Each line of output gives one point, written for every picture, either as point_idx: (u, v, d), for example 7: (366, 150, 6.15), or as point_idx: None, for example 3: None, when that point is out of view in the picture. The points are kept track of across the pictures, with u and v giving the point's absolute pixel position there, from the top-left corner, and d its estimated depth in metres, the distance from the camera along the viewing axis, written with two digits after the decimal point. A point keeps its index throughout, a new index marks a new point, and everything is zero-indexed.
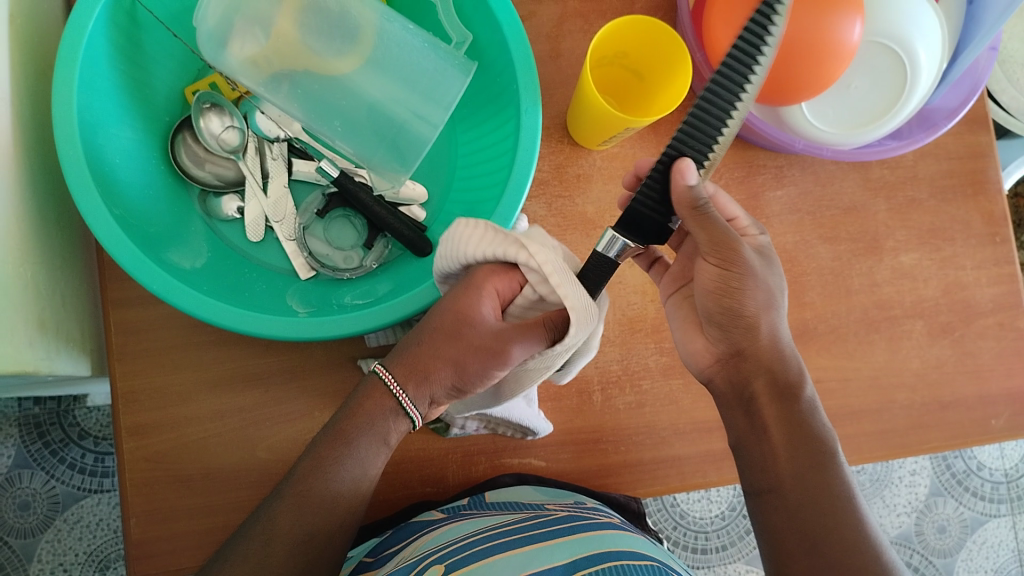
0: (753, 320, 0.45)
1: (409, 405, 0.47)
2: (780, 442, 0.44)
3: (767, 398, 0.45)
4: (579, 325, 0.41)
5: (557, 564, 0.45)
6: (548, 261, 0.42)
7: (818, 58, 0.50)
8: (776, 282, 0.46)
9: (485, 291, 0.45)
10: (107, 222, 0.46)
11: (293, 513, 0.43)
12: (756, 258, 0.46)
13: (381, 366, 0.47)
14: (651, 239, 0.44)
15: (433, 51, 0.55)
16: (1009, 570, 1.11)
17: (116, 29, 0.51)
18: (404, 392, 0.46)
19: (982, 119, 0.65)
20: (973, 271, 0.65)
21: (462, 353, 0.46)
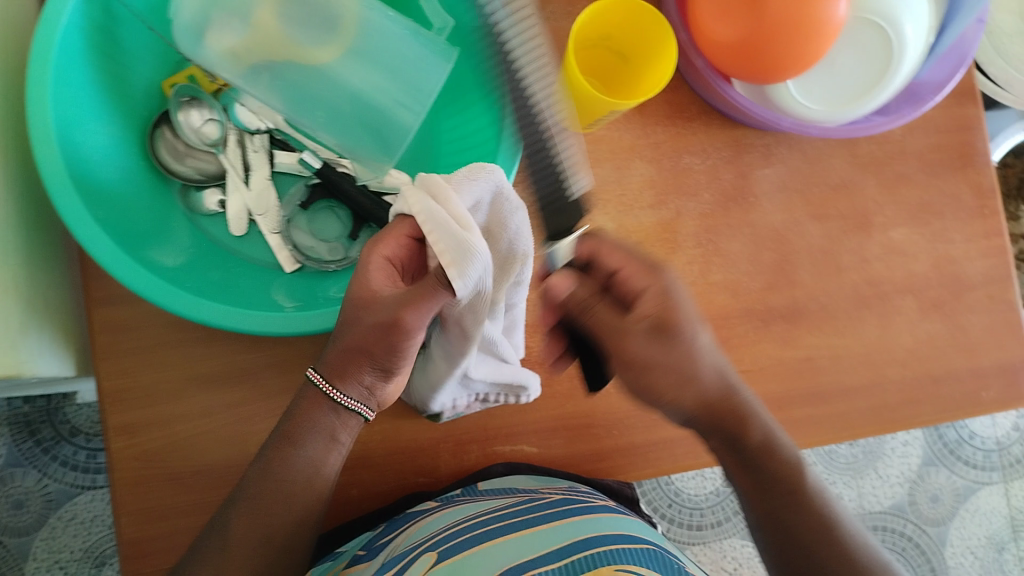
0: (675, 401, 0.48)
1: (361, 408, 0.45)
2: (748, 484, 0.50)
3: (722, 447, 0.50)
4: (451, 269, 0.38)
5: (551, 547, 0.44)
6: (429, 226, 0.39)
7: (802, 35, 0.50)
8: (677, 354, 0.47)
9: (373, 261, 0.42)
10: (87, 222, 0.46)
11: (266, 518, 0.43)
12: (649, 341, 0.47)
13: (311, 370, 0.44)
14: (573, 200, 0.47)
15: (415, 39, 0.54)
16: (1002, 538, 1.11)
17: (90, 24, 0.50)
18: (333, 390, 0.43)
19: (969, 91, 0.65)
20: (963, 244, 0.64)
21: (367, 338, 0.42)
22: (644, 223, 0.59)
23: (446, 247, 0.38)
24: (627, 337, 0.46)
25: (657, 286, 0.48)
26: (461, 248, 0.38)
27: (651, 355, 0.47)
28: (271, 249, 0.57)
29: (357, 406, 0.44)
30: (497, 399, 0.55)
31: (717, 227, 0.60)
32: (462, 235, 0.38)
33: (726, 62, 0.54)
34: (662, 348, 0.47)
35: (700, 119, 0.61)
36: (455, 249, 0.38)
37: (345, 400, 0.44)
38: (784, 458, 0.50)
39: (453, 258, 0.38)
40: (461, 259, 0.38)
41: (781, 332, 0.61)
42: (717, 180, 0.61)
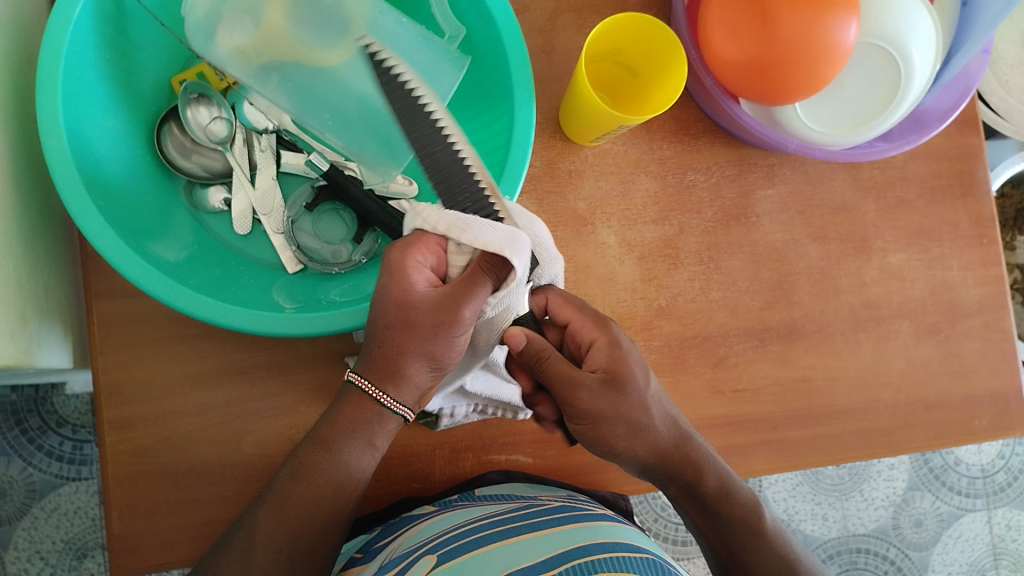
0: (630, 452, 0.49)
1: (401, 410, 0.44)
2: (709, 528, 0.51)
3: (681, 493, 0.51)
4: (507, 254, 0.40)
5: (552, 552, 0.44)
6: (469, 223, 0.41)
7: (811, 58, 0.50)
8: (630, 402, 0.48)
9: (410, 266, 0.42)
10: (93, 214, 0.45)
11: (278, 518, 0.42)
12: (598, 393, 0.47)
13: (353, 373, 0.44)
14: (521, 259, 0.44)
15: (426, 45, 0.55)
16: (982, 564, 1.12)
17: (102, 17, 0.50)
18: (382, 393, 0.43)
19: (972, 120, 0.66)
20: (960, 271, 0.65)
21: (420, 339, 0.42)
22: (647, 238, 0.59)
23: (496, 239, 0.40)
24: (577, 391, 0.47)
25: (607, 339, 0.49)
26: (511, 237, 0.41)
27: (601, 408, 0.47)
28: (274, 249, 0.57)
29: (400, 407, 0.44)
30: (496, 414, 0.55)
31: (717, 245, 0.61)
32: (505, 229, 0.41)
33: (735, 81, 0.54)
34: (612, 401, 0.47)
35: (705, 136, 0.61)
36: (507, 237, 0.40)
37: (393, 404, 0.43)
38: (742, 497, 0.51)
39: (506, 246, 0.40)
40: (515, 245, 0.40)
41: (777, 351, 0.61)
42: (720, 198, 0.61)
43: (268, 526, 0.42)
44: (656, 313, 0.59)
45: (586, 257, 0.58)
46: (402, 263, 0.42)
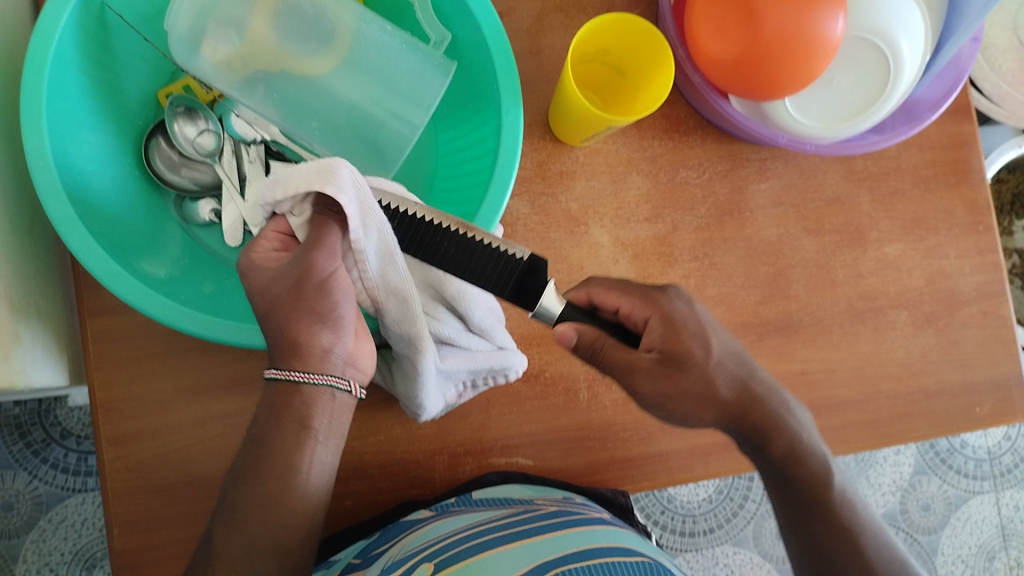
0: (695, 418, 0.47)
1: (335, 380, 0.42)
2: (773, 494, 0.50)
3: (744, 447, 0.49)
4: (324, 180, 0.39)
5: (548, 558, 0.44)
6: (287, 174, 0.41)
7: (798, 55, 0.50)
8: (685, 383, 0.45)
9: (259, 248, 0.42)
10: (80, 233, 0.45)
11: (234, 538, 0.39)
12: (657, 377, 0.45)
13: (271, 367, 0.41)
14: (537, 277, 0.44)
15: (412, 53, 0.54)
16: (992, 546, 1.12)
17: (85, 34, 0.49)
18: (299, 371, 0.41)
19: (965, 107, 0.65)
20: (957, 260, 0.65)
21: (291, 306, 0.40)
22: (640, 236, 0.59)
23: (310, 173, 0.40)
24: (637, 374, 0.44)
25: (660, 314, 0.46)
26: (325, 168, 0.40)
27: (663, 391, 0.45)
28: None
29: (329, 377, 0.42)
30: (481, 382, 0.53)
31: (712, 241, 0.60)
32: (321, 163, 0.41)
33: (723, 77, 0.54)
34: (673, 381, 0.45)
35: (697, 133, 0.60)
36: (320, 169, 0.40)
37: (314, 376, 0.41)
38: (804, 469, 0.48)
39: (321, 175, 0.40)
40: (329, 178, 0.40)
41: (775, 346, 0.61)
42: (712, 194, 0.61)
43: (225, 538, 0.39)
44: None
45: (580, 257, 0.58)
46: (249, 263, 0.42)
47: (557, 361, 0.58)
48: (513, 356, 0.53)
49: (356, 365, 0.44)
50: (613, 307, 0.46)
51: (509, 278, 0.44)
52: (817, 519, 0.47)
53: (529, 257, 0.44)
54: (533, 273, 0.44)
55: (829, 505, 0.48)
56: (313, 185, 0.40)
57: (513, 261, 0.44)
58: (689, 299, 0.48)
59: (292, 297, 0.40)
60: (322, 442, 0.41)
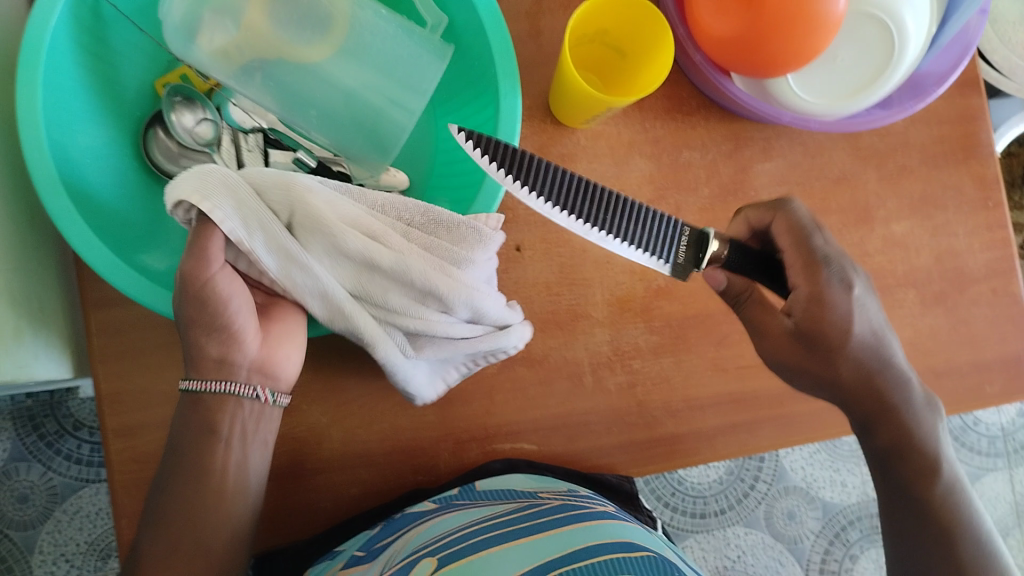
0: None
1: (237, 388, 0.45)
2: None
3: None
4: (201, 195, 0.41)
5: (551, 557, 0.44)
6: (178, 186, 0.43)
7: (801, 27, 0.49)
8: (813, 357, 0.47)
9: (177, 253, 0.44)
10: (77, 224, 0.45)
11: (162, 541, 0.45)
12: (794, 346, 0.47)
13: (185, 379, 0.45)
14: (633, 244, 0.46)
15: (408, 37, 0.54)
16: (1007, 524, 1.11)
17: (79, 23, 0.49)
18: (206, 382, 0.44)
19: (973, 81, 0.64)
20: (966, 237, 0.64)
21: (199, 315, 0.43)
22: None
23: (186, 188, 0.42)
24: (772, 337, 0.48)
25: (809, 290, 0.46)
26: (200, 176, 0.42)
27: (785, 356, 0.48)
28: None
29: (232, 386, 0.45)
30: (482, 362, 0.53)
31: (716, 222, 0.60)
32: (197, 174, 0.42)
33: (724, 55, 0.53)
34: (807, 351, 0.47)
35: (699, 113, 0.60)
36: (196, 178, 0.42)
37: (216, 386, 0.45)
38: None
39: (197, 189, 0.42)
40: (204, 193, 0.42)
41: None
42: (716, 174, 0.60)
43: (150, 543, 0.44)
44: (655, 294, 0.59)
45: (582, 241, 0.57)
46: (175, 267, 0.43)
47: (561, 346, 0.58)
48: (513, 334, 0.51)
49: (267, 371, 0.47)
50: (782, 255, 0.48)
51: (613, 233, 0.45)
52: None
53: (610, 236, 0.45)
54: (625, 250, 0.45)
55: None
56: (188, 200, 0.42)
57: (606, 235, 0.45)
58: (847, 278, 0.47)
59: (185, 309, 0.43)
60: (236, 446, 0.46)
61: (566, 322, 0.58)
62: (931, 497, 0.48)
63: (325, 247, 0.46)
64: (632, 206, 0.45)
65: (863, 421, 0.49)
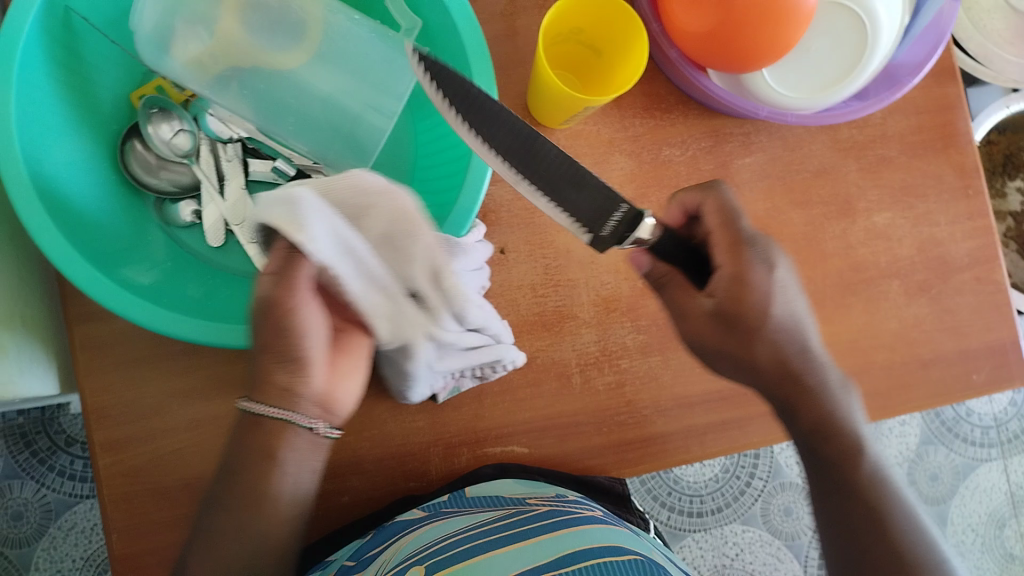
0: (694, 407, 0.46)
1: (302, 418, 0.42)
2: None
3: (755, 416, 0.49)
4: (292, 225, 0.37)
5: (539, 563, 0.44)
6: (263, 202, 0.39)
7: (772, 20, 0.49)
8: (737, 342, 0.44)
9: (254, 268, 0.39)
10: (55, 239, 0.45)
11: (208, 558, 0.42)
12: (714, 328, 0.44)
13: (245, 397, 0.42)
14: (547, 191, 0.41)
15: (381, 40, 0.54)
16: (1003, 513, 1.11)
17: (53, 38, 0.49)
18: (270, 407, 0.41)
19: (949, 70, 0.64)
20: (948, 226, 0.64)
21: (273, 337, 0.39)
22: None
23: (278, 214, 0.37)
24: (693, 320, 0.45)
25: (732, 269, 0.43)
26: (296, 202, 0.38)
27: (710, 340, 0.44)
28: (249, 259, 0.56)
29: (292, 415, 0.41)
30: (476, 371, 0.54)
31: None
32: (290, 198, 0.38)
33: (699, 50, 0.53)
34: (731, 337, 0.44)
35: (679, 109, 0.60)
36: (287, 203, 0.38)
37: (279, 413, 0.41)
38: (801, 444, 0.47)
39: (288, 217, 0.37)
40: (302, 224, 0.37)
41: None
42: (697, 170, 0.60)
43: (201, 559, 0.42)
44: (640, 292, 0.59)
45: None
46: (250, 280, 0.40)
47: (547, 347, 0.58)
48: (508, 350, 0.54)
49: (326, 405, 0.43)
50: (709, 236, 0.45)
51: (532, 180, 0.41)
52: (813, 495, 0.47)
53: (521, 178, 0.41)
54: (542, 203, 0.41)
55: (825, 483, 0.47)
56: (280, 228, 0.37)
57: (523, 179, 0.41)
58: (772, 261, 0.44)
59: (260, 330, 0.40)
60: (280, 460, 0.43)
61: (551, 323, 0.58)
62: (857, 480, 0.46)
63: (420, 271, 0.44)
64: (566, 160, 0.41)
65: (783, 406, 0.47)
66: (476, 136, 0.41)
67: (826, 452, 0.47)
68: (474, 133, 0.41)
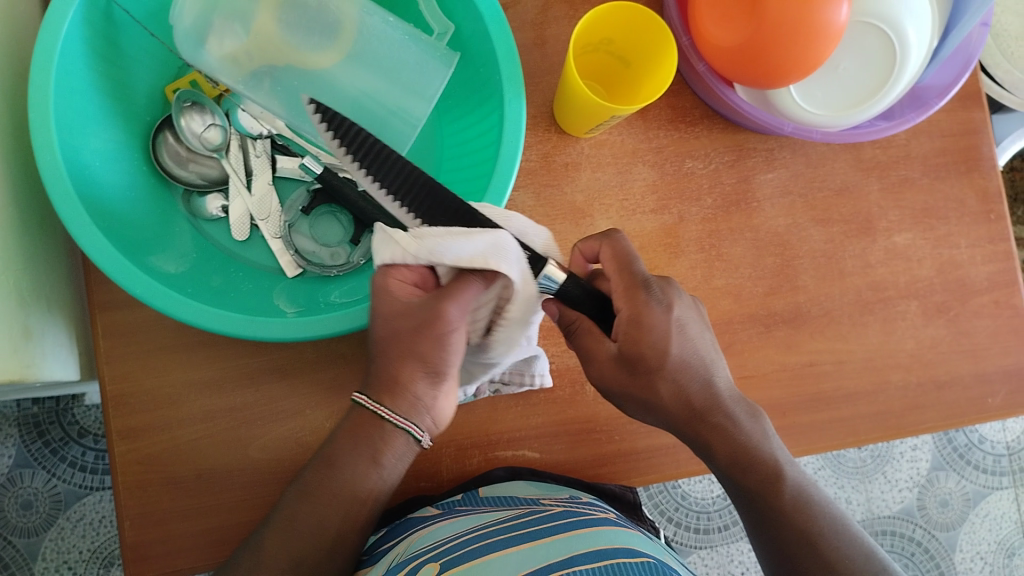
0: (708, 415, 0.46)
1: (412, 425, 0.43)
2: None
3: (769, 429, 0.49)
4: (501, 262, 0.40)
5: (551, 561, 0.44)
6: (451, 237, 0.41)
7: (802, 38, 0.49)
8: (654, 383, 0.44)
9: (397, 285, 0.42)
10: (85, 224, 0.46)
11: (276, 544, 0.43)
12: (619, 370, 0.44)
13: (360, 393, 0.44)
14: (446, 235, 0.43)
15: (414, 43, 0.55)
16: (1012, 542, 1.10)
17: (92, 28, 0.50)
18: (381, 406, 0.42)
19: (975, 94, 0.65)
20: (968, 249, 0.64)
21: (410, 340, 0.42)
22: (647, 228, 0.59)
23: (484, 253, 0.40)
24: (598, 363, 0.44)
25: (630, 312, 0.43)
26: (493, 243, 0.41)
27: (624, 385, 0.44)
28: (273, 255, 0.57)
29: (407, 422, 0.43)
30: (507, 378, 0.55)
31: (718, 232, 0.60)
32: (496, 236, 0.41)
33: (729, 67, 0.54)
34: (643, 381, 0.44)
35: (703, 123, 0.60)
36: (490, 243, 0.40)
37: (394, 416, 0.42)
38: None
39: (495, 254, 0.40)
40: (501, 253, 0.40)
41: (783, 337, 0.60)
42: (719, 184, 0.60)
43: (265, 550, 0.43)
44: None
45: None
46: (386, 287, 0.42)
47: (562, 353, 0.58)
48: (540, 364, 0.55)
49: (437, 419, 0.44)
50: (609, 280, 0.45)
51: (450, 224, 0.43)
52: (825, 509, 0.47)
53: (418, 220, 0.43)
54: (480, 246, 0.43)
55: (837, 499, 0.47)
56: (488, 264, 0.40)
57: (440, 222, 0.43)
58: (670, 301, 0.44)
59: (416, 335, 0.41)
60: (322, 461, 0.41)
61: None
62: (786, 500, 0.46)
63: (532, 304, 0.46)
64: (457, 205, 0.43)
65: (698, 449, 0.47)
66: (374, 183, 0.44)
67: (746, 484, 0.46)
68: (371, 179, 0.44)
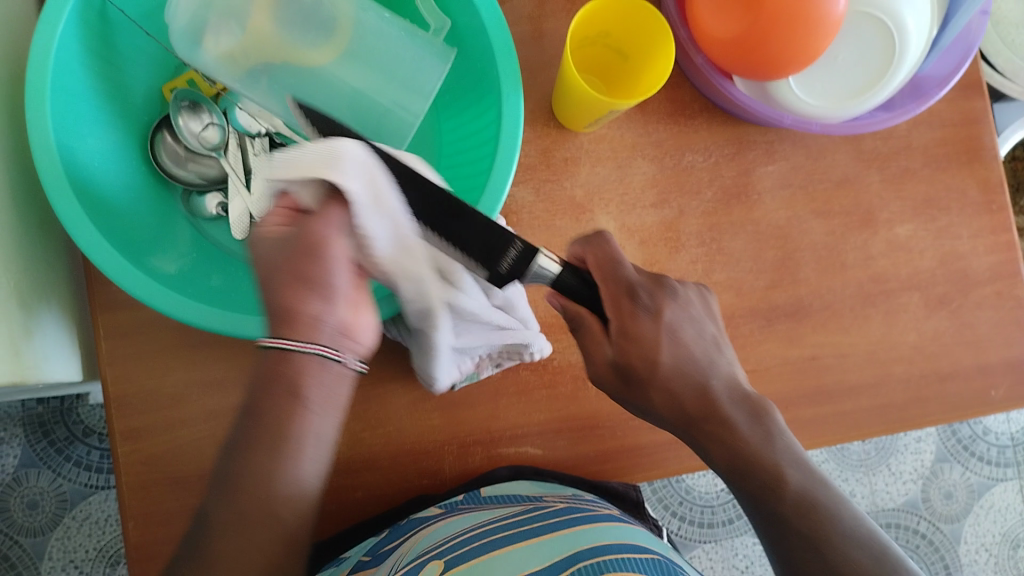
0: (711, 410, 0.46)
1: (323, 349, 0.41)
2: None
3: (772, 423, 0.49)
4: (334, 168, 0.39)
5: (561, 558, 0.44)
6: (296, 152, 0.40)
7: (799, 28, 0.49)
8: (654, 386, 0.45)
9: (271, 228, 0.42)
10: (84, 223, 0.46)
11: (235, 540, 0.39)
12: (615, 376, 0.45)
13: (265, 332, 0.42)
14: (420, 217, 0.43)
15: (410, 39, 0.55)
16: (1017, 534, 1.10)
17: (88, 29, 0.50)
18: (285, 336, 0.40)
19: (976, 84, 0.64)
20: (970, 240, 0.64)
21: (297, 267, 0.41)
22: (647, 222, 0.59)
23: (315, 162, 0.39)
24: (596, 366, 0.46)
25: (620, 323, 0.44)
26: (333, 151, 0.40)
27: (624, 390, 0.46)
28: None
29: (316, 346, 0.40)
30: (498, 357, 0.54)
31: (719, 225, 0.60)
32: (336, 146, 0.40)
33: (728, 59, 0.53)
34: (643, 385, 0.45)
35: (703, 116, 0.60)
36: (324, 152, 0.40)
37: (301, 343, 0.40)
38: None
39: (327, 162, 0.39)
40: (338, 162, 0.39)
41: (785, 330, 0.60)
42: (719, 177, 0.60)
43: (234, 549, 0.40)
44: None
45: None
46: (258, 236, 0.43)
47: (563, 348, 0.58)
48: (535, 339, 0.53)
49: (353, 336, 0.43)
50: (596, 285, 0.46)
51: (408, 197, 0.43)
52: None
53: None
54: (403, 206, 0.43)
55: None
56: (322, 173, 0.39)
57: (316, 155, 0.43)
58: (656, 308, 0.46)
59: (291, 257, 0.41)
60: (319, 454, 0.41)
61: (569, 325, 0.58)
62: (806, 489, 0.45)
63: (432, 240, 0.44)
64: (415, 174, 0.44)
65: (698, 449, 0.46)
66: None
67: None
68: None
